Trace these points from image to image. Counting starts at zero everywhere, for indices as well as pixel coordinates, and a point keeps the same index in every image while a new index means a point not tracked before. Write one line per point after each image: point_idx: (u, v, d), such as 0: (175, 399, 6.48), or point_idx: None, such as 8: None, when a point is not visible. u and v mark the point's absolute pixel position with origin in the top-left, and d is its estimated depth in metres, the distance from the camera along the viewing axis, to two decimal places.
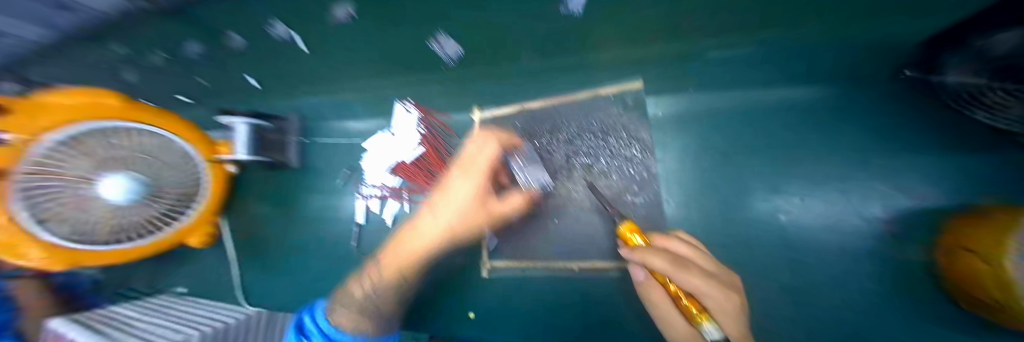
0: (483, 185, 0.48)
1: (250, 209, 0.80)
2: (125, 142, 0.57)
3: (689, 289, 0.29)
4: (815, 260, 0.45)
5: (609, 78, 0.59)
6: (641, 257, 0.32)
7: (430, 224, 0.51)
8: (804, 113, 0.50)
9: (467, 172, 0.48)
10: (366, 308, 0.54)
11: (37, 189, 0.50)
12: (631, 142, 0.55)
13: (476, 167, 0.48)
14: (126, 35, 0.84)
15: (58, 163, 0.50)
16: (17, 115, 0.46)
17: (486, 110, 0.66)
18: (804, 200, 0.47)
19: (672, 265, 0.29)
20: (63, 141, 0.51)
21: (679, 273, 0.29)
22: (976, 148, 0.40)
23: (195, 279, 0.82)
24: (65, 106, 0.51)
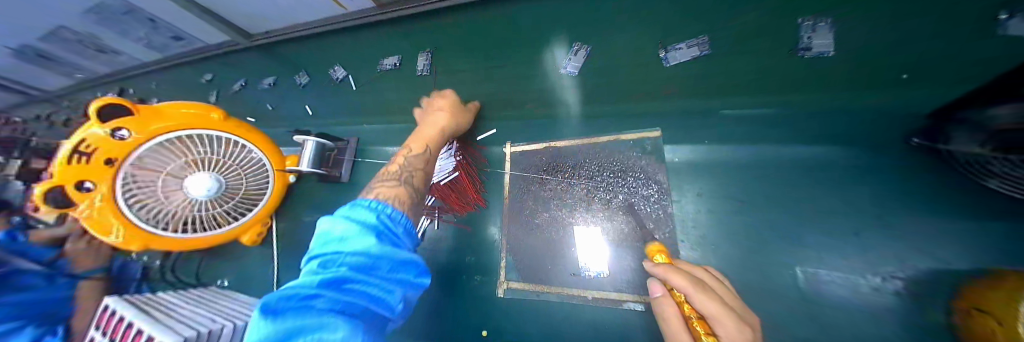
0: (450, 97, 0.71)
1: (295, 215, 0.89)
2: (218, 148, 0.68)
3: (704, 312, 0.31)
4: (838, 313, 0.45)
5: (630, 127, 0.67)
6: (666, 273, 0.36)
7: (433, 125, 0.63)
8: (816, 170, 0.54)
9: (444, 97, 0.72)
10: (403, 178, 0.53)
11: (138, 177, 0.62)
12: (648, 182, 0.60)
13: (448, 95, 0.72)
14: (254, 69, 1.11)
15: (155, 158, 0.62)
16: (141, 117, 0.60)
17: (517, 145, 0.74)
18: (817, 251, 0.49)
19: (694, 286, 0.32)
20: (166, 141, 0.63)
21: (700, 295, 0.31)
22: (1006, 215, 0.41)
23: (236, 274, 0.90)
24: (175, 114, 0.64)
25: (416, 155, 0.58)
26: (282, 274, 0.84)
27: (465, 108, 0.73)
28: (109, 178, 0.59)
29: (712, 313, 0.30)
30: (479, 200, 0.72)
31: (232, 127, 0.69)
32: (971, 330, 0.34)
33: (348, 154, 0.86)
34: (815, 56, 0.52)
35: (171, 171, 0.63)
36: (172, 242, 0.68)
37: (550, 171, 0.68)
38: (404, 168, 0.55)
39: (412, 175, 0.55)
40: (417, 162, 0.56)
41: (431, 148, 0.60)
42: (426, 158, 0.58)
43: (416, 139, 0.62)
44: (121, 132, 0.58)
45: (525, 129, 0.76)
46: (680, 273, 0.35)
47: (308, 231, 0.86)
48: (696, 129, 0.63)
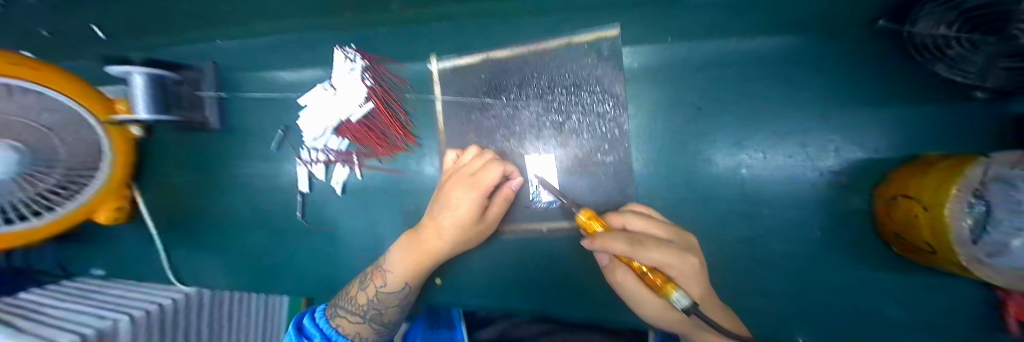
0: (484, 191, 0.44)
1: (168, 179, 0.67)
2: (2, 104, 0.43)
3: (654, 263, 0.29)
4: (772, 211, 0.47)
5: (584, 23, 0.50)
6: (603, 244, 0.31)
7: (439, 225, 0.47)
8: (784, 65, 0.47)
9: (478, 182, 0.44)
10: (366, 314, 0.47)
11: None
12: (605, 97, 0.50)
13: (486, 184, 0.44)
14: None
15: None
16: None
17: (445, 60, 0.55)
18: (767, 156, 0.47)
19: (630, 246, 0.29)
20: None
21: (640, 251, 0.29)
22: (930, 99, 0.42)
23: (112, 262, 0.70)
24: None
25: (389, 293, 0.47)
26: (177, 251, 0.67)
27: (480, 160, 0.48)
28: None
29: (658, 261, 0.29)
30: (408, 138, 0.57)
31: (24, 71, 0.45)
32: (889, 214, 0.37)
33: (208, 88, 0.60)
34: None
35: None
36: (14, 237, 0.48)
37: (491, 93, 0.54)
38: (370, 302, 0.47)
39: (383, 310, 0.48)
40: (387, 305, 0.48)
41: (412, 284, 0.48)
42: (403, 295, 0.48)
43: (396, 258, 0.48)
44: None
45: (446, 32, 0.54)
46: (612, 237, 0.31)
47: (195, 197, 0.67)
48: (661, 21, 0.48)
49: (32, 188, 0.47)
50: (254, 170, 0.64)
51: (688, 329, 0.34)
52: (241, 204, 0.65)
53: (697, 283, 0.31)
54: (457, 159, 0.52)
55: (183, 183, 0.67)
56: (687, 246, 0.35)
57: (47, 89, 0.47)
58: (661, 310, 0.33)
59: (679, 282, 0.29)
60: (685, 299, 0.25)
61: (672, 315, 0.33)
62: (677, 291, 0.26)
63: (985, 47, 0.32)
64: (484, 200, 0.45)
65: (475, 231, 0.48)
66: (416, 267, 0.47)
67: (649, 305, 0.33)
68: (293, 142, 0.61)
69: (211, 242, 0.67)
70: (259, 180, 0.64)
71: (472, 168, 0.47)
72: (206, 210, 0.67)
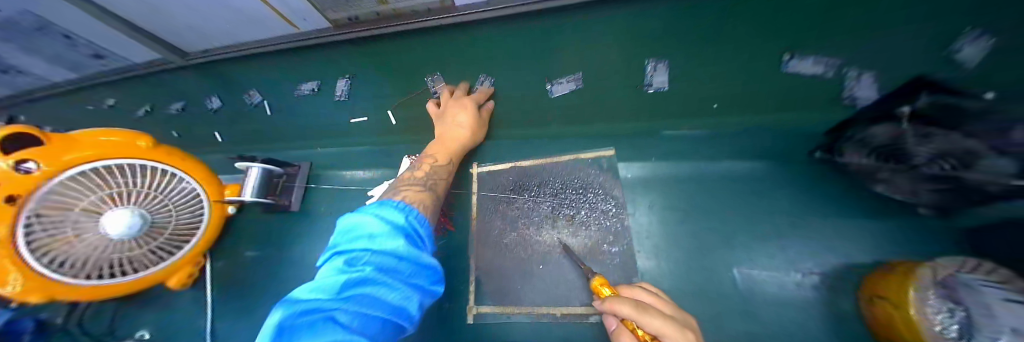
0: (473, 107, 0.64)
1: (240, 249, 0.80)
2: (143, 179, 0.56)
3: (654, 331, 0.34)
4: (774, 310, 0.49)
5: (587, 146, 0.70)
6: (613, 305, 0.37)
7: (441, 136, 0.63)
8: (744, 181, 0.61)
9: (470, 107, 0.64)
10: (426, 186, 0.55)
11: (46, 218, 0.47)
12: (607, 197, 0.63)
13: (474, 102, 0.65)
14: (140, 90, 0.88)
15: (72, 195, 0.49)
16: (51, 146, 0.47)
17: (484, 165, 0.74)
18: (753, 253, 0.54)
19: (636, 309, 0.35)
20: (88, 173, 0.50)
21: (643, 317, 0.35)
22: (871, 214, 0.53)
23: (155, 327, 0.75)
24: (94, 142, 0.52)
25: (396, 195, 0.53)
26: (218, 318, 0.73)
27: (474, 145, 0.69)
28: (11, 218, 0.44)
29: (659, 330, 0.34)
30: (446, 223, 0.70)
31: (164, 155, 0.59)
32: (876, 315, 0.41)
33: (299, 181, 0.81)
34: (655, 91, 0.59)
35: (85, 205, 0.50)
36: (91, 290, 0.55)
37: (517, 190, 0.69)
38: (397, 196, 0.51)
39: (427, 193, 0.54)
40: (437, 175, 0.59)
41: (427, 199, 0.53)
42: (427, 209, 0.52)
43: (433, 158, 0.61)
44: (26, 165, 0.44)
45: (488, 149, 0.75)
46: (621, 300, 0.37)
47: (256, 267, 0.78)
48: (642, 148, 0.67)
49: (132, 249, 0.56)
50: (314, 245, 0.77)
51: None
52: (294, 276, 0.75)
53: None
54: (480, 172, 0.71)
55: (251, 254, 0.80)
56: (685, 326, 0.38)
57: (174, 168, 0.59)
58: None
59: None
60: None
61: None
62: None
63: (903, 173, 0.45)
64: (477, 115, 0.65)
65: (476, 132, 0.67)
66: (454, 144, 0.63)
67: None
68: None
69: (251, 311, 0.73)
70: (314, 254, 0.76)
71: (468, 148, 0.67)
72: (262, 279, 0.76)
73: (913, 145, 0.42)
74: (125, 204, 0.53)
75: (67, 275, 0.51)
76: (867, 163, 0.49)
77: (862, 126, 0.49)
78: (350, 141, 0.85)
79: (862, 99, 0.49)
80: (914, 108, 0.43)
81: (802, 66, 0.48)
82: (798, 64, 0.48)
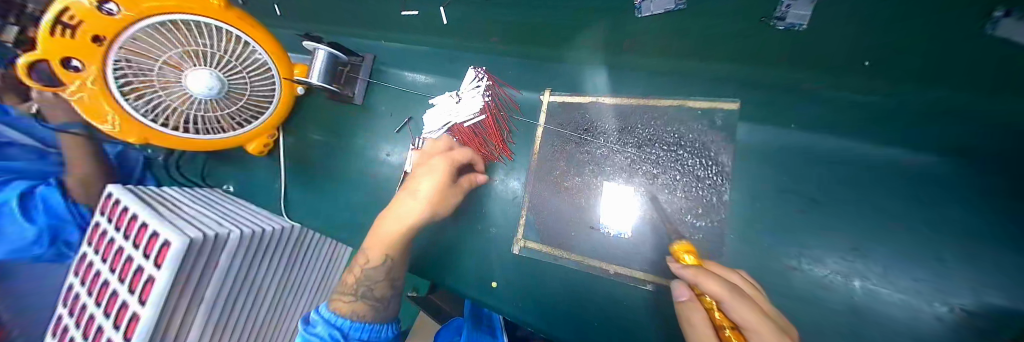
0: (451, 165, 0.56)
1: (302, 132, 0.83)
2: (216, 41, 0.53)
3: (740, 321, 0.28)
4: (887, 336, 0.41)
5: (699, 93, 0.54)
6: (699, 276, 0.33)
7: (411, 199, 0.54)
8: (942, 184, 0.41)
9: (451, 155, 0.58)
10: (357, 292, 0.54)
11: (129, 64, 0.49)
12: (708, 164, 0.50)
13: (455, 159, 0.57)
14: None
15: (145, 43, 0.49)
16: None
17: (556, 94, 0.64)
18: (904, 274, 0.41)
19: (729, 290, 0.29)
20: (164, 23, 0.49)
21: (734, 300, 0.29)
22: None
23: (244, 183, 0.87)
24: None
25: (375, 267, 0.55)
26: (291, 189, 0.81)
27: (445, 142, 0.62)
28: (99, 59, 0.47)
29: (750, 325, 0.27)
30: (504, 151, 0.65)
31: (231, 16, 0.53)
32: None
33: (362, 74, 0.75)
34: (785, 29, 0.43)
35: (169, 58, 0.50)
36: (184, 141, 0.62)
37: (590, 132, 0.59)
38: (358, 280, 0.55)
39: (375, 286, 0.55)
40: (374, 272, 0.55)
41: (393, 258, 0.56)
42: (384, 268, 0.55)
43: (376, 241, 0.56)
44: (108, 6, 0.44)
45: (571, 76, 0.63)
46: (712, 275, 0.32)
47: (317, 152, 0.81)
48: (780, 109, 0.50)
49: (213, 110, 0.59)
50: (372, 144, 0.76)
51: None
52: (352, 168, 0.77)
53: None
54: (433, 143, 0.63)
55: (314, 139, 0.81)
56: (784, 327, 0.31)
57: (236, 31, 0.54)
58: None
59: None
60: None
61: None
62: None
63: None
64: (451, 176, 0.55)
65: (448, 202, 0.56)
66: (390, 241, 0.55)
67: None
68: (411, 130, 0.73)
69: (318, 190, 0.80)
70: (372, 153, 0.76)
71: (439, 148, 0.61)
72: (325, 165, 0.80)
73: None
74: (199, 61, 0.53)
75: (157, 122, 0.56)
76: None
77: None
78: (407, 36, 0.73)
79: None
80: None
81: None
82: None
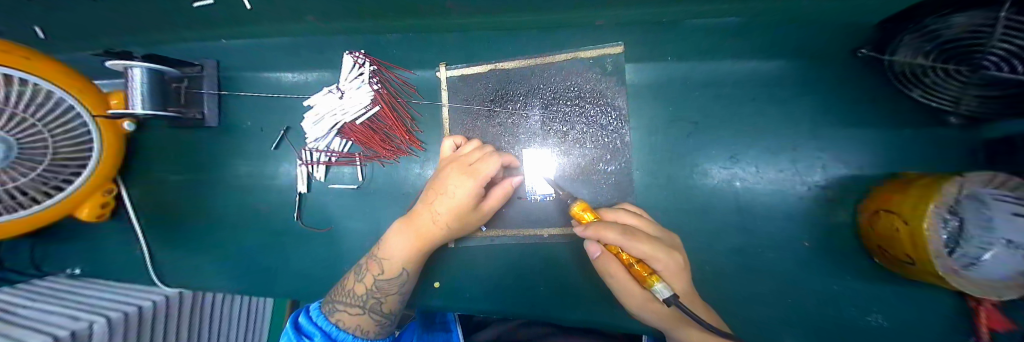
0: (482, 180, 0.43)
1: (155, 175, 0.65)
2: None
3: (640, 254, 0.33)
4: (763, 223, 0.49)
5: (586, 42, 0.53)
6: (597, 231, 0.34)
7: (433, 210, 0.45)
8: (770, 87, 0.51)
9: (474, 171, 0.44)
10: (366, 304, 0.44)
11: None
12: (609, 110, 0.52)
13: (483, 172, 0.44)
14: None
15: None
16: None
17: (453, 68, 0.57)
18: (757, 168, 0.50)
19: (623, 235, 0.33)
20: None
21: (631, 241, 0.33)
22: (895, 125, 0.47)
23: (91, 257, 0.66)
24: None
25: (388, 283, 0.45)
26: (162, 249, 0.64)
27: (479, 151, 0.48)
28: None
29: (644, 254, 0.33)
30: (413, 142, 0.58)
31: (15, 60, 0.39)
32: (874, 228, 0.40)
33: (207, 86, 0.59)
34: None
35: None
36: None
37: (498, 101, 0.55)
38: (369, 291, 0.45)
39: (384, 300, 0.45)
40: (392, 289, 0.45)
41: (412, 272, 0.47)
42: (400, 282, 0.46)
43: (393, 248, 0.46)
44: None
45: (459, 42, 0.57)
46: (607, 226, 0.34)
47: (184, 196, 0.65)
48: (658, 44, 0.52)
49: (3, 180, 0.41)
50: (254, 169, 0.63)
51: (646, 306, 0.37)
52: (236, 203, 0.63)
53: (681, 279, 0.35)
54: (457, 149, 0.51)
55: (176, 181, 0.65)
56: (670, 243, 0.39)
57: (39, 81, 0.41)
58: (645, 303, 0.36)
59: (662, 273, 0.34)
60: (667, 290, 0.29)
61: (655, 308, 0.36)
62: (660, 283, 0.30)
63: (959, 76, 0.36)
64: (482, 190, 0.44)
65: (475, 214, 0.47)
66: (425, 244, 0.46)
67: (635, 295, 0.36)
68: (296, 142, 0.61)
69: (198, 242, 0.64)
70: (257, 180, 0.63)
71: (471, 157, 0.47)
72: (198, 209, 0.64)
73: (992, 43, 0.30)
74: None
75: None
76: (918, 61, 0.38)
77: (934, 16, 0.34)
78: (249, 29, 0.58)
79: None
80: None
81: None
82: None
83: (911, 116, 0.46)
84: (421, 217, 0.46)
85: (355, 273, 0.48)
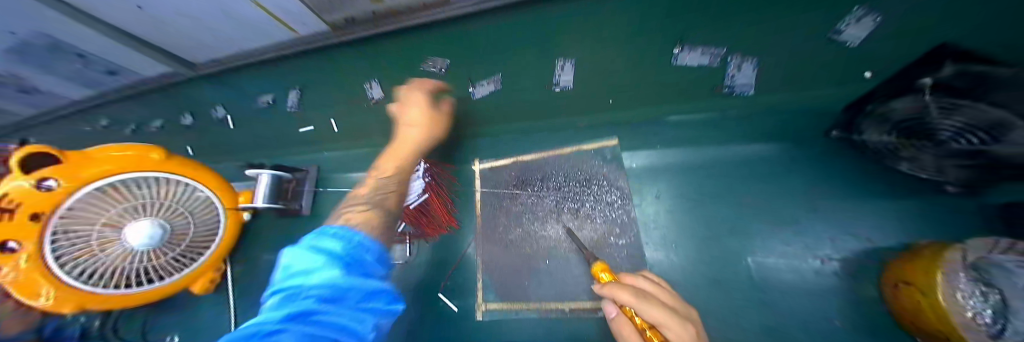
0: (421, 96, 0.67)
1: (255, 254, 0.83)
2: (161, 192, 0.56)
3: (654, 321, 0.34)
4: (791, 298, 0.48)
5: (587, 137, 0.68)
6: (612, 291, 0.38)
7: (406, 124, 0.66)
8: (755, 165, 0.58)
9: (410, 97, 0.68)
10: (369, 198, 0.55)
11: (70, 232, 0.48)
12: (612, 189, 0.61)
13: (415, 92, 0.68)
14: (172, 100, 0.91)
15: (91, 209, 0.50)
16: (69, 164, 0.48)
17: (485, 162, 0.74)
18: (765, 239, 0.53)
19: (636, 297, 0.36)
20: (102, 189, 0.51)
21: (645, 305, 0.35)
22: (896, 194, 0.50)
23: (187, 328, 0.79)
24: (108, 158, 0.52)
25: (387, 178, 0.60)
26: (244, 319, 0.77)
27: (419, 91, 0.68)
28: (37, 236, 0.45)
29: (660, 321, 0.33)
30: (450, 221, 0.71)
31: (179, 166, 0.59)
32: (901, 303, 0.39)
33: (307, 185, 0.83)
34: (562, 89, 0.65)
35: (110, 218, 0.51)
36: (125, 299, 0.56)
37: (520, 185, 0.68)
38: (375, 190, 0.58)
39: (386, 198, 0.57)
40: (389, 178, 0.60)
41: (406, 167, 0.63)
42: (399, 180, 0.61)
43: (392, 159, 0.64)
44: (47, 182, 0.46)
45: (489, 144, 0.75)
46: (622, 287, 0.38)
47: (272, 270, 0.80)
48: (646, 136, 0.65)
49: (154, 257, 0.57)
50: None
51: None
52: None
53: None
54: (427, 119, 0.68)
55: (269, 258, 0.82)
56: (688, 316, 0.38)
57: (194, 181, 0.61)
58: None
59: None
60: None
61: None
62: None
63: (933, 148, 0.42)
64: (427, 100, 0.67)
65: (435, 120, 0.67)
66: (407, 151, 0.64)
67: None
68: None
69: None
70: None
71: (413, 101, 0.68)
72: None
73: (936, 119, 0.39)
74: (147, 215, 0.54)
75: (99, 286, 0.52)
76: (894, 140, 0.45)
77: (879, 101, 0.46)
78: (350, 144, 0.86)
79: (851, 39, 0.47)
80: (937, 80, 0.39)
81: (744, 74, 0.56)
82: (738, 73, 0.56)
83: (908, 185, 0.49)
84: (400, 142, 0.66)
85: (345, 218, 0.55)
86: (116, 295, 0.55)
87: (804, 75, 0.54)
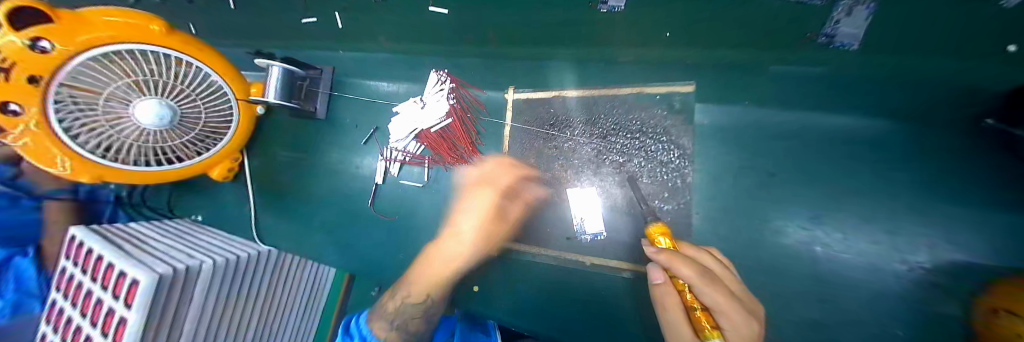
0: (499, 195, 0.52)
1: (269, 152, 0.79)
2: (168, 72, 0.48)
3: (710, 304, 0.30)
4: (844, 296, 0.44)
5: (655, 79, 0.55)
6: (671, 260, 0.32)
7: (457, 231, 0.52)
8: (867, 147, 0.46)
9: (495, 182, 0.54)
10: (402, 323, 0.45)
11: (71, 102, 0.42)
12: (670, 147, 0.52)
13: (501, 180, 0.53)
14: None
15: (91, 79, 0.43)
16: (64, 24, 0.38)
17: (520, 92, 0.63)
18: (841, 233, 0.45)
19: (703, 278, 0.30)
20: (99, 59, 0.42)
21: (706, 287, 0.30)
22: None
23: (213, 210, 0.83)
24: (106, 22, 0.42)
25: (414, 303, 0.48)
26: (263, 213, 0.78)
27: (498, 165, 0.57)
28: (39, 98, 0.40)
29: (716, 306, 0.29)
30: (474, 153, 0.64)
31: (192, 48, 0.50)
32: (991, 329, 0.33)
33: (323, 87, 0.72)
34: (609, 11, 0.47)
35: (112, 92, 0.43)
36: (140, 176, 0.55)
37: (557, 126, 0.59)
38: (399, 317, 0.46)
39: (407, 321, 0.46)
40: (417, 305, 0.48)
41: (433, 296, 0.49)
42: (429, 306, 0.49)
43: (420, 275, 0.51)
44: (41, 43, 0.37)
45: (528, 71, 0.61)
46: (685, 261, 0.32)
47: (288, 171, 0.78)
48: (735, 89, 0.51)
49: (167, 138, 0.53)
50: (344, 157, 0.74)
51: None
52: (324, 185, 0.75)
53: None
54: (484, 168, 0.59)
55: (283, 158, 0.79)
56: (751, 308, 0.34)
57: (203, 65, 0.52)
58: None
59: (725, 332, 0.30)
60: None
61: None
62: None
63: None
64: (501, 204, 0.52)
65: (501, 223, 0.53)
66: (454, 261, 0.51)
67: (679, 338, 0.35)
68: (379, 140, 0.71)
69: (291, 212, 0.77)
70: (344, 167, 0.74)
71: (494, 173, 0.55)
72: (295, 184, 0.78)
73: None
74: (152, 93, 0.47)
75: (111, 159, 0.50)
76: None
77: None
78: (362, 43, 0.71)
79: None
80: None
81: (854, 20, 0.38)
82: (846, 18, 0.38)
83: None
84: (447, 239, 0.52)
85: (391, 297, 0.50)
86: (133, 171, 0.54)
87: (924, 41, 0.38)
